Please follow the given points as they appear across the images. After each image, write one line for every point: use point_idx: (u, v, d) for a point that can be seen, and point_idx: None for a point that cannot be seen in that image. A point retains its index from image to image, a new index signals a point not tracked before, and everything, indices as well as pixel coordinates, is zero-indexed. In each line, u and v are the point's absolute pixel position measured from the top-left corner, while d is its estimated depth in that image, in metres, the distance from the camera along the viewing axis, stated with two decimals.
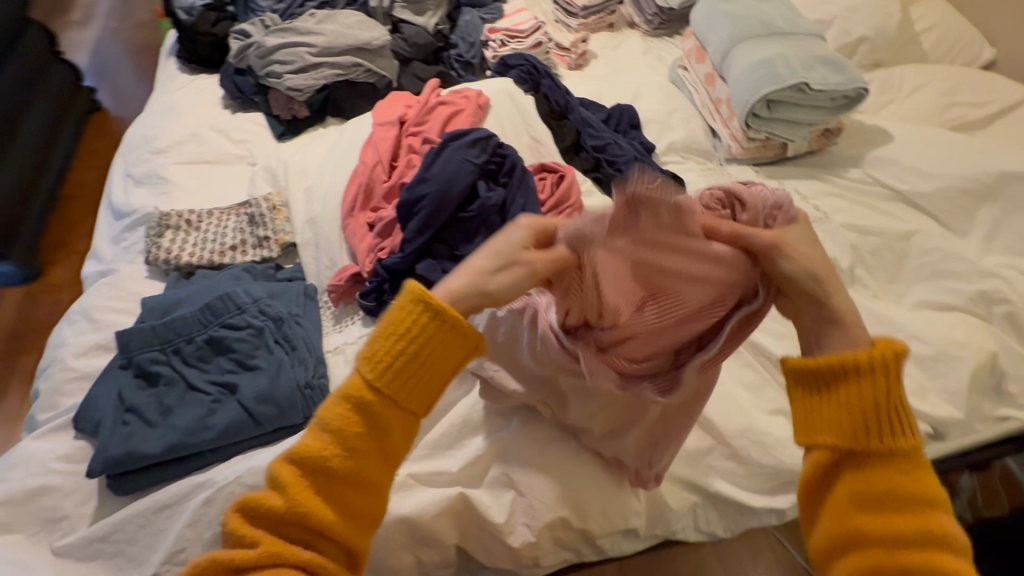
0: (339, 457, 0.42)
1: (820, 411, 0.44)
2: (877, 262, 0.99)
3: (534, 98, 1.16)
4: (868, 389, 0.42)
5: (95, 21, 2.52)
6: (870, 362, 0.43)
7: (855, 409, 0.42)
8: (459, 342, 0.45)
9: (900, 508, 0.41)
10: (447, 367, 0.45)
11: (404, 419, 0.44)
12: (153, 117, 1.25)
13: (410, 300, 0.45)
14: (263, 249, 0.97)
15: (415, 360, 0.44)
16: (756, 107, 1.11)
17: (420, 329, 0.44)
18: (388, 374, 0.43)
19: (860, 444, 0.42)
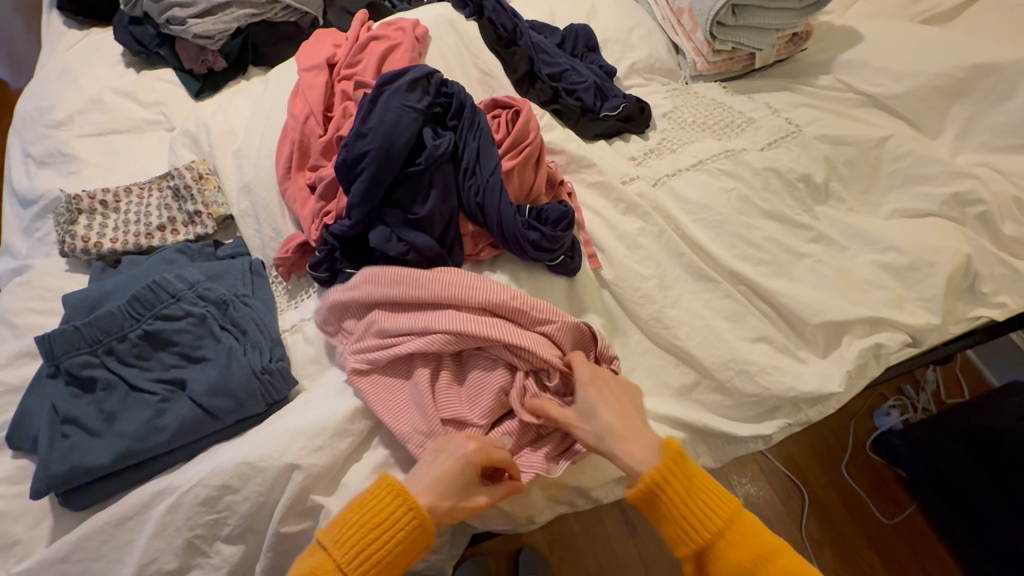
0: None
1: (671, 531, 0.57)
2: (851, 172, 0.96)
3: (478, 24, 1.03)
4: (676, 491, 0.56)
5: None
6: (666, 472, 0.57)
7: (682, 510, 0.56)
8: (417, 544, 0.56)
9: (758, 562, 0.53)
10: (401, 562, 0.56)
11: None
12: (45, 84, 1.08)
13: (387, 493, 0.56)
14: (195, 226, 0.87)
15: (378, 554, 0.54)
16: (722, 14, 1.02)
17: (395, 527, 0.55)
18: (354, 561, 0.54)
19: (703, 541, 0.55)
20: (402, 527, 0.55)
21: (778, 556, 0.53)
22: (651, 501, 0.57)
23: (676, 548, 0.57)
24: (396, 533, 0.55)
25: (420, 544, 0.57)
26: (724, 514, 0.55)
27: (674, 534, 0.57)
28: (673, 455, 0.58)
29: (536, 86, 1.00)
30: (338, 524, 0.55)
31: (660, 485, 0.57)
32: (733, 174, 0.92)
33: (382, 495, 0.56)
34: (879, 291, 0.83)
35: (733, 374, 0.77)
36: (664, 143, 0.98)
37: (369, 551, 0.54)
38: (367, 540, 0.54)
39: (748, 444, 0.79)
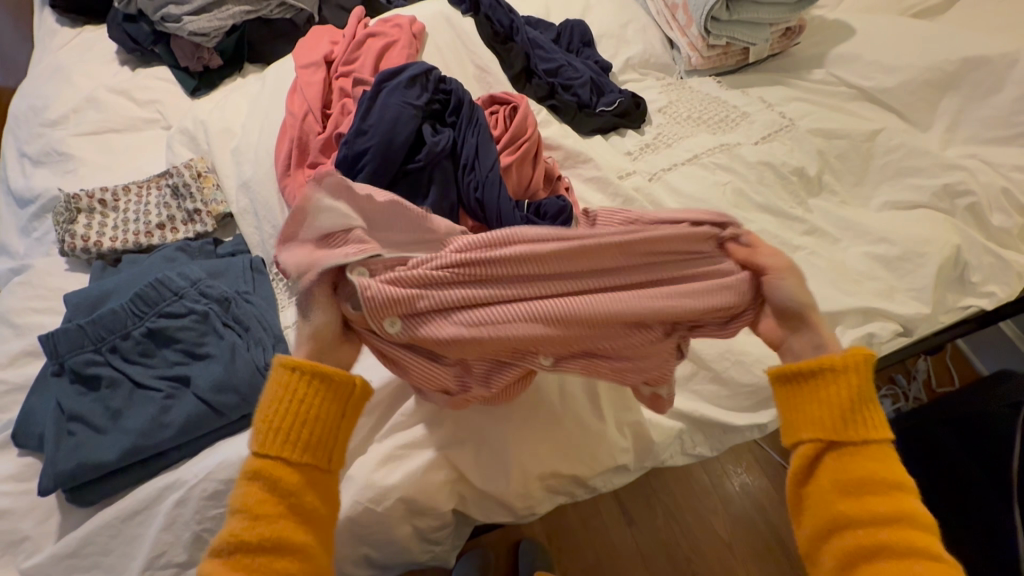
0: (274, 528, 0.45)
1: (810, 413, 0.50)
2: (844, 166, 0.97)
3: (475, 21, 1.04)
4: (848, 386, 0.49)
5: None
6: (848, 365, 0.50)
7: (835, 406, 0.49)
8: (342, 389, 0.50)
9: (877, 489, 0.46)
10: (342, 415, 0.51)
11: (314, 472, 0.49)
12: (39, 83, 1.07)
13: (285, 372, 0.50)
14: (195, 224, 0.87)
15: (309, 422, 0.48)
16: (716, 10, 1.03)
17: (304, 390, 0.49)
18: (291, 439, 0.48)
19: (841, 441, 0.48)
20: (311, 381, 0.49)
21: (906, 492, 0.46)
22: (803, 381, 0.51)
23: (799, 434, 0.50)
24: (311, 393, 0.49)
25: (345, 389, 0.51)
26: (871, 436, 0.48)
27: (795, 422, 0.51)
28: (863, 358, 0.50)
29: (533, 82, 1.00)
30: (255, 424, 0.49)
31: (829, 371, 0.50)
32: (727, 167, 0.93)
33: (288, 375, 0.49)
34: (871, 281, 0.85)
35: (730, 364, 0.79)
36: (660, 137, 0.99)
37: (292, 421, 0.48)
38: (296, 412, 0.48)
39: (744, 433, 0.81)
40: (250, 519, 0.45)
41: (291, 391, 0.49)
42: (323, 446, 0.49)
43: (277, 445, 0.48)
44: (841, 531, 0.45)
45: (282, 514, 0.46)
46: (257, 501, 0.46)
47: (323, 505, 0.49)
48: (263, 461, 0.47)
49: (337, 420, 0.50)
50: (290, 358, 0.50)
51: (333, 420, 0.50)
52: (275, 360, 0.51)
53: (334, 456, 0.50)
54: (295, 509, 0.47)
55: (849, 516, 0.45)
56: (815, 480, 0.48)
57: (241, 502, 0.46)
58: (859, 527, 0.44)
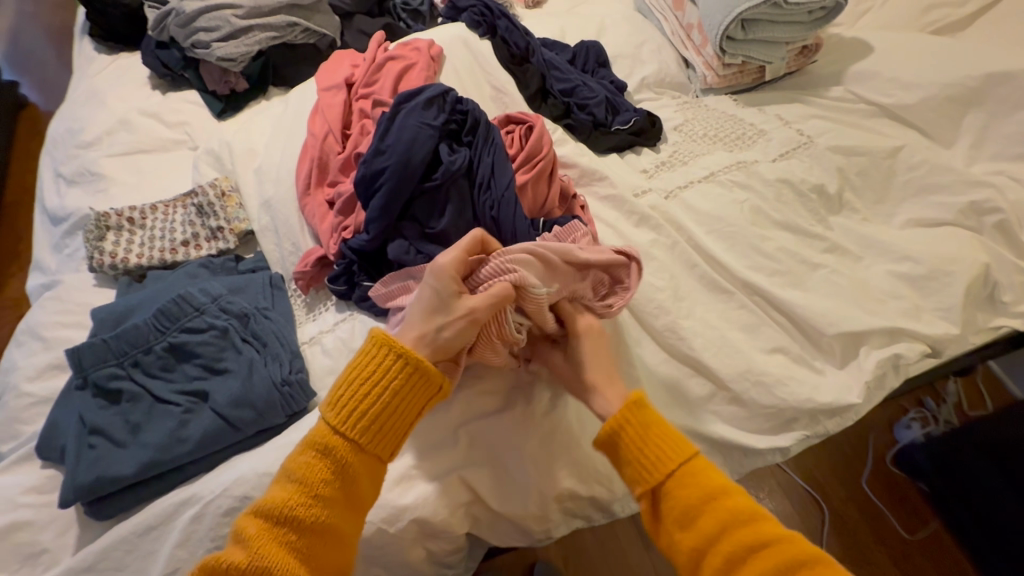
0: (312, 510, 0.51)
1: (628, 472, 0.57)
2: (865, 183, 0.96)
3: (491, 43, 1.06)
4: (634, 432, 0.57)
5: (5, 8, 2.34)
6: (623, 418, 0.58)
7: (637, 452, 0.57)
8: (422, 386, 0.57)
9: (703, 510, 0.52)
10: (412, 410, 0.57)
11: (367, 462, 0.55)
12: (76, 106, 1.12)
13: (375, 346, 0.57)
14: (218, 241, 0.89)
15: (378, 410, 0.55)
16: (731, 29, 1.03)
17: (386, 373, 0.56)
18: (355, 423, 0.55)
19: (653, 480, 0.55)
20: (394, 367, 0.56)
21: (726, 500, 0.52)
22: (615, 440, 0.58)
23: (634, 489, 0.57)
24: (390, 379, 0.56)
25: (431, 386, 0.58)
26: (678, 460, 0.55)
27: (628, 480, 0.57)
28: (635, 400, 0.59)
29: (548, 102, 1.01)
30: (335, 398, 0.56)
31: (622, 423, 0.58)
32: (745, 185, 0.92)
33: (375, 353, 0.57)
34: (895, 300, 0.83)
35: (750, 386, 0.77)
36: (676, 155, 0.99)
37: (374, 406, 0.55)
38: (367, 392, 0.55)
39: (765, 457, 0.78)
40: (299, 496, 0.51)
41: (381, 375, 0.56)
42: (390, 436, 0.56)
43: (349, 433, 0.54)
44: (699, 559, 0.50)
45: (334, 500, 0.52)
46: (314, 478, 0.52)
47: (361, 493, 0.55)
48: (330, 440, 0.54)
49: (410, 419, 0.57)
50: (387, 337, 0.58)
51: (407, 417, 0.57)
52: (371, 332, 0.59)
53: (388, 449, 0.57)
54: (345, 493, 0.53)
55: (693, 546, 0.51)
56: (664, 526, 0.54)
57: (294, 464, 0.53)
58: (708, 552, 0.50)
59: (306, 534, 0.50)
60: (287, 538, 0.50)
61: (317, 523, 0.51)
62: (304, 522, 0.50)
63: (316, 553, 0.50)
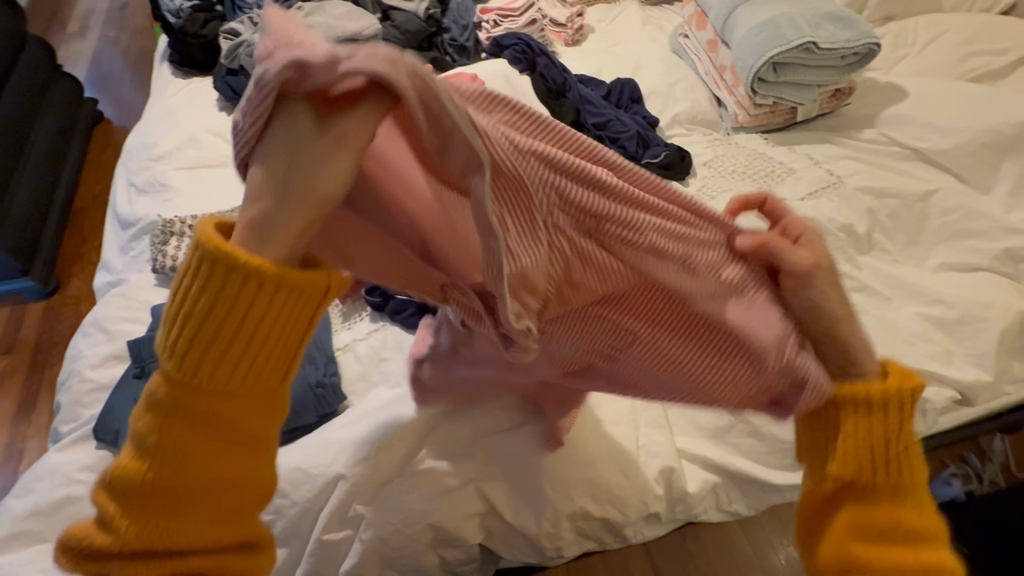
0: (156, 471, 0.39)
1: (834, 464, 0.47)
2: (896, 225, 0.96)
3: (530, 78, 1.11)
4: (881, 426, 0.45)
5: (92, 32, 2.59)
6: (898, 399, 0.45)
7: (876, 446, 0.45)
8: (290, 299, 0.38)
9: (892, 530, 0.45)
10: (290, 326, 0.39)
11: (253, 393, 0.40)
12: (151, 124, 1.24)
13: (195, 263, 0.38)
14: None
15: (212, 332, 0.38)
16: (763, 71, 1.06)
17: (217, 295, 0.37)
18: (189, 358, 0.38)
19: (868, 485, 0.46)
20: (234, 293, 0.37)
21: (924, 534, 0.45)
22: (832, 431, 0.48)
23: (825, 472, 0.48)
24: (239, 303, 0.37)
25: (304, 287, 0.38)
26: (909, 471, 0.46)
27: (826, 458, 0.48)
28: (909, 391, 0.45)
29: (582, 134, 1.06)
30: (163, 333, 0.39)
31: (868, 407, 0.46)
32: (772, 222, 0.94)
33: (201, 275, 0.37)
34: (924, 343, 0.82)
35: (769, 419, 0.77)
36: (703, 190, 1.02)
37: (222, 325, 0.38)
38: (209, 326, 0.38)
39: (784, 492, 0.78)
40: (149, 431, 0.39)
41: (216, 297, 0.37)
42: (262, 369, 0.40)
43: (178, 371, 0.39)
44: None
45: (196, 450, 0.39)
46: (162, 427, 0.39)
47: (245, 433, 0.40)
48: (165, 388, 0.39)
49: (296, 331, 0.40)
50: (206, 234, 0.37)
51: (290, 332, 0.39)
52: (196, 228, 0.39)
53: (262, 374, 0.40)
54: (226, 442, 0.40)
55: (866, 559, 0.45)
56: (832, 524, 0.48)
57: (138, 428, 0.40)
58: None
59: (185, 500, 0.39)
60: (145, 500, 0.39)
61: (177, 485, 0.39)
62: (159, 494, 0.39)
63: (199, 505, 0.39)
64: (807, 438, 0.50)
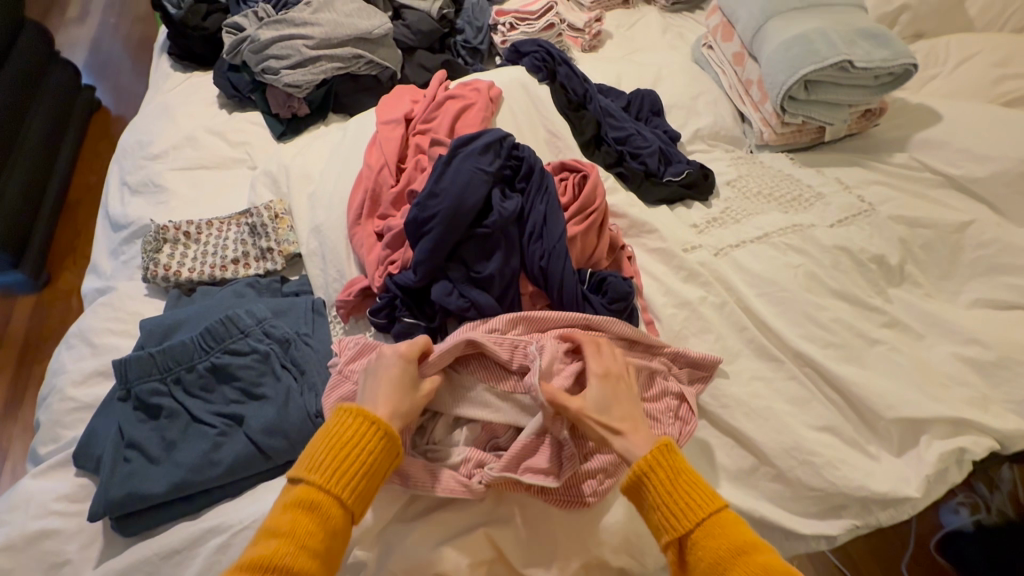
0: (297, 563, 0.49)
1: (655, 517, 0.55)
2: (928, 257, 0.91)
3: (550, 88, 1.06)
4: (660, 479, 0.56)
5: (92, 17, 2.53)
6: (654, 459, 0.56)
7: (667, 500, 0.55)
8: (390, 451, 0.58)
9: (730, 563, 0.50)
10: (381, 472, 0.57)
11: (343, 520, 0.54)
12: (147, 120, 1.18)
13: (347, 413, 0.58)
14: (266, 262, 0.91)
15: (349, 466, 0.55)
16: (794, 89, 1.01)
17: (362, 436, 0.56)
18: (331, 478, 0.54)
19: (682, 530, 0.53)
20: (369, 432, 0.57)
21: (753, 555, 0.50)
22: (640, 493, 0.57)
23: (660, 537, 0.55)
24: (366, 442, 0.56)
25: (395, 449, 0.58)
26: (707, 510, 0.54)
27: (658, 527, 0.55)
28: (663, 448, 0.57)
29: (602, 149, 1.01)
30: (308, 457, 0.55)
31: (645, 473, 0.56)
32: (799, 249, 0.89)
33: (349, 421, 0.57)
34: (959, 387, 0.77)
35: (796, 464, 0.72)
36: (728, 212, 0.97)
37: (351, 453, 0.55)
38: (341, 459, 0.55)
39: (810, 542, 0.73)
40: (285, 533, 0.51)
41: (348, 430, 0.56)
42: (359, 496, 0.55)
43: (320, 483, 0.54)
44: None
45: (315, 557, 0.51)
46: (284, 545, 0.50)
47: (335, 552, 0.53)
48: (306, 493, 0.53)
49: (383, 471, 0.57)
50: (355, 404, 0.58)
51: (381, 468, 0.57)
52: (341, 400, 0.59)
53: (361, 506, 0.56)
54: (327, 555, 0.52)
55: None
56: None
57: (273, 527, 0.51)
58: None
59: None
60: None
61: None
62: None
63: None
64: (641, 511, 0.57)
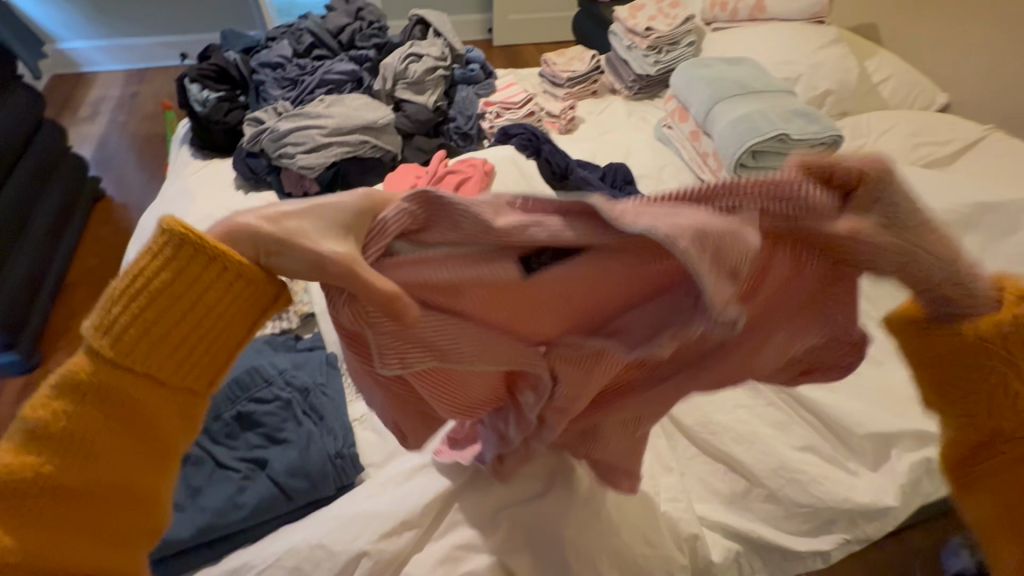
0: (78, 468, 0.33)
1: (952, 390, 0.41)
2: (877, 294, 1.04)
3: (536, 163, 1.22)
4: (1009, 359, 0.38)
5: (101, 116, 2.73)
6: (991, 336, 0.38)
7: (998, 381, 0.39)
8: (250, 297, 0.35)
9: None
10: (237, 327, 0.36)
11: (173, 400, 0.36)
12: (168, 202, 1.29)
13: (162, 242, 0.33)
14: (282, 321, 0.99)
15: (167, 326, 0.33)
16: (744, 158, 1.17)
17: (187, 282, 0.33)
18: (131, 346, 0.33)
19: (991, 422, 0.41)
20: (208, 279, 0.33)
21: None
22: (942, 358, 0.40)
23: (935, 405, 0.43)
24: (203, 290, 0.33)
25: (259, 295, 0.35)
26: None
27: (944, 396, 0.42)
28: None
29: None
30: (99, 310, 0.33)
31: (978, 343, 0.38)
32: None
33: (165, 263, 0.33)
34: (921, 405, 0.85)
35: (784, 483, 0.78)
36: None
37: (178, 314, 0.33)
38: (153, 316, 0.33)
39: (807, 560, 0.78)
40: (61, 423, 0.33)
41: (176, 270, 0.33)
42: (184, 379, 0.35)
43: (112, 357, 0.33)
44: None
45: (115, 454, 0.34)
46: (71, 428, 0.33)
47: (159, 439, 0.36)
48: (87, 373, 0.33)
49: (228, 345, 0.36)
50: (178, 225, 0.33)
51: (221, 338, 0.36)
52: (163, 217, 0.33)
53: (197, 377, 0.36)
54: (132, 449, 0.35)
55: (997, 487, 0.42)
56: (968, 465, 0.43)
57: (41, 410, 0.33)
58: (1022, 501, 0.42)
59: (67, 511, 0.33)
60: (46, 507, 0.33)
61: (87, 486, 0.34)
62: (51, 493, 0.33)
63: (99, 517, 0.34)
64: (916, 367, 0.43)
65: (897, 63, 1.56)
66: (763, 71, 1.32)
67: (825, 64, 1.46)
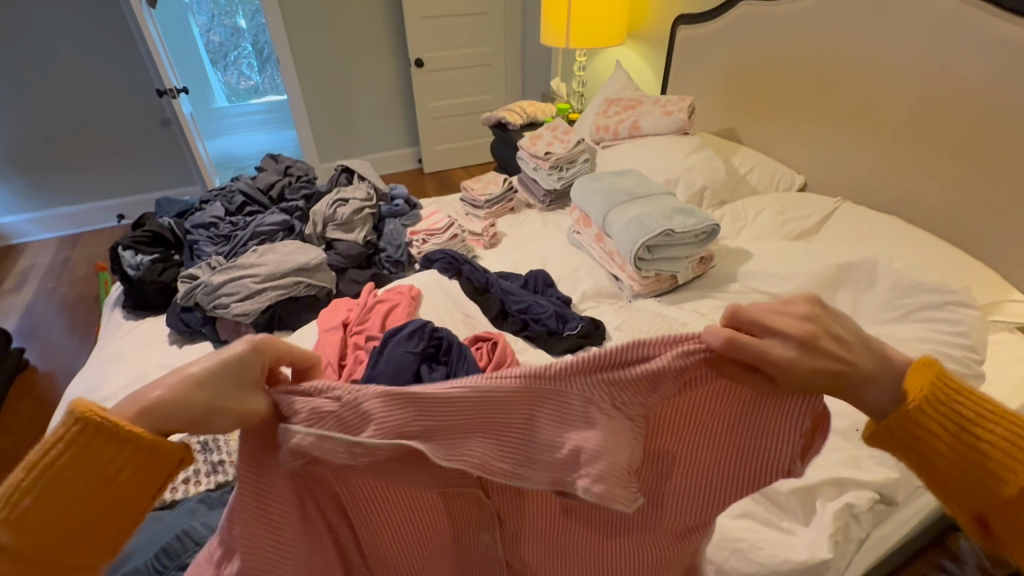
0: None
1: (933, 475, 0.47)
2: None
3: (459, 282, 1.32)
4: (947, 431, 0.45)
5: (27, 286, 2.69)
6: (936, 413, 0.45)
7: (955, 457, 0.45)
8: (152, 469, 0.41)
9: None
10: (142, 497, 0.41)
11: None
12: (97, 367, 1.28)
13: (73, 431, 0.38)
14: (216, 475, 0.96)
15: (85, 503, 0.39)
16: (640, 253, 1.34)
17: (106, 462, 0.39)
18: (43, 531, 0.37)
19: (982, 495, 0.44)
20: (122, 460, 0.40)
21: None
22: (910, 445, 0.46)
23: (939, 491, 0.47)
24: (117, 468, 0.39)
25: (162, 466, 0.42)
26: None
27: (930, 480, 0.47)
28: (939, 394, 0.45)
29: (509, 320, 1.25)
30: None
31: (921, 428, 0.45)
32: None
33: (78, 444, 0.38)
34: (834, 453, 0.92)
35: (729, 554, 0.82)
36: None
37: (94, 494, 0.39)
38: (69, 498, 0.38)
39: None
40: None
41: (85, 464, 0.39)
42: (98, 540, 0.40)
43: (24, 544, 0.36)
44: None
45: None
46: None
47: None
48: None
49: (134, 512, 0.41)
50: (90, 414, 0.39)
51: (129, 504, 0.41)
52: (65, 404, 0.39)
53: (104, 551, 0.40)
54: None
55: None
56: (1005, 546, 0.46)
57: None
58: None
59: None
60: None
61: None
62: None
63: None
64: (896, 456, 0.48)
65: (756, 156, 1.86)
66: (645, 179, 1.55)
67: (696, 166, 1.71)
